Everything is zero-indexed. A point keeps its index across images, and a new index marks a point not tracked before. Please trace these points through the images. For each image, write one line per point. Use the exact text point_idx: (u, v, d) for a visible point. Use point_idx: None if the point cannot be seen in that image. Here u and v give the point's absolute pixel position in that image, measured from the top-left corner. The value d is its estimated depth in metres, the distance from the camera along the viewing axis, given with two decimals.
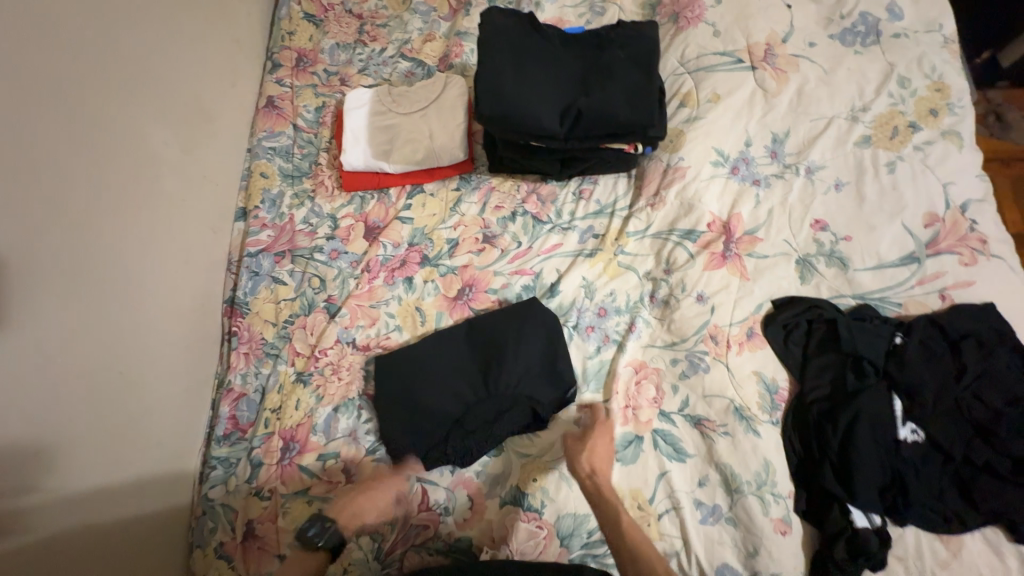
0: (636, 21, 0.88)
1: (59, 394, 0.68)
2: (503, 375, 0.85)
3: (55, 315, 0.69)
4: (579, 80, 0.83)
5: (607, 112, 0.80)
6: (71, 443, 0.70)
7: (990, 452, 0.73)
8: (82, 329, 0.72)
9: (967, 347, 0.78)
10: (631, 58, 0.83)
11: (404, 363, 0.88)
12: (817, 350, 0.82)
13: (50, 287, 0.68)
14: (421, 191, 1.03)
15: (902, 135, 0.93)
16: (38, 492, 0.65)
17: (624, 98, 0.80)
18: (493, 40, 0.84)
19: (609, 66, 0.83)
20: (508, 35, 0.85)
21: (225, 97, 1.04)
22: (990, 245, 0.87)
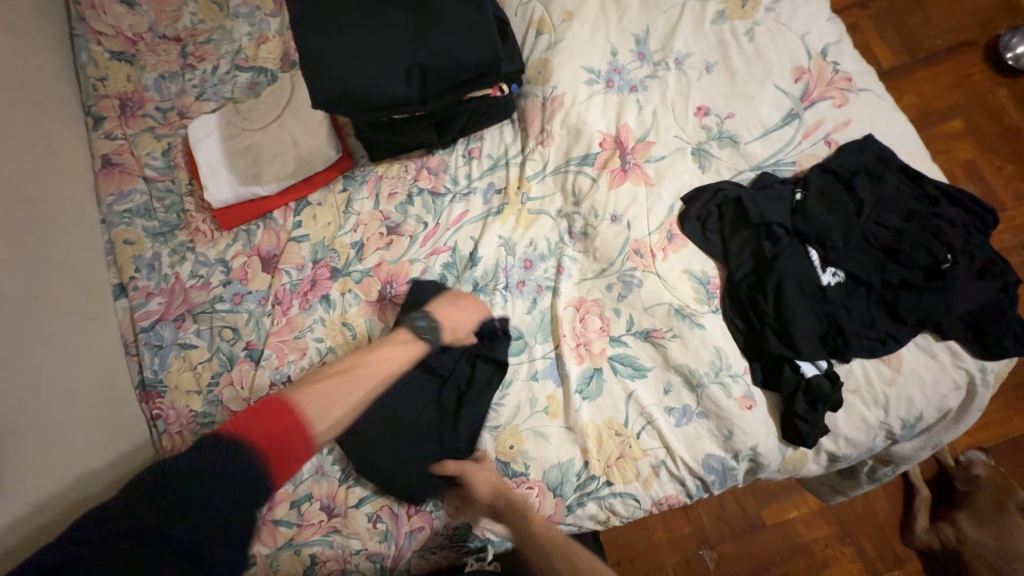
0: None
1: None
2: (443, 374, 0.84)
3: None
4: (412, 33, 0.77)
5: (453, 59, 0.76)
6: None
7: (902, 268, 0.78)
8: None
9: (860, 182, 0.81)
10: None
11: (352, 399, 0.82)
12: (733, 231, 0.84)
13: None
14: (307, 203, 0.95)
15: (751, 1, 0.94)
16: None
17: (465, 39, 0.76)
18: (307, 19, 0.77)
19: (441, 10, 0.78)
20: (321, 8, 0.78)
21: (48, 170, 0.91)
22: (855, 81, 0.90)
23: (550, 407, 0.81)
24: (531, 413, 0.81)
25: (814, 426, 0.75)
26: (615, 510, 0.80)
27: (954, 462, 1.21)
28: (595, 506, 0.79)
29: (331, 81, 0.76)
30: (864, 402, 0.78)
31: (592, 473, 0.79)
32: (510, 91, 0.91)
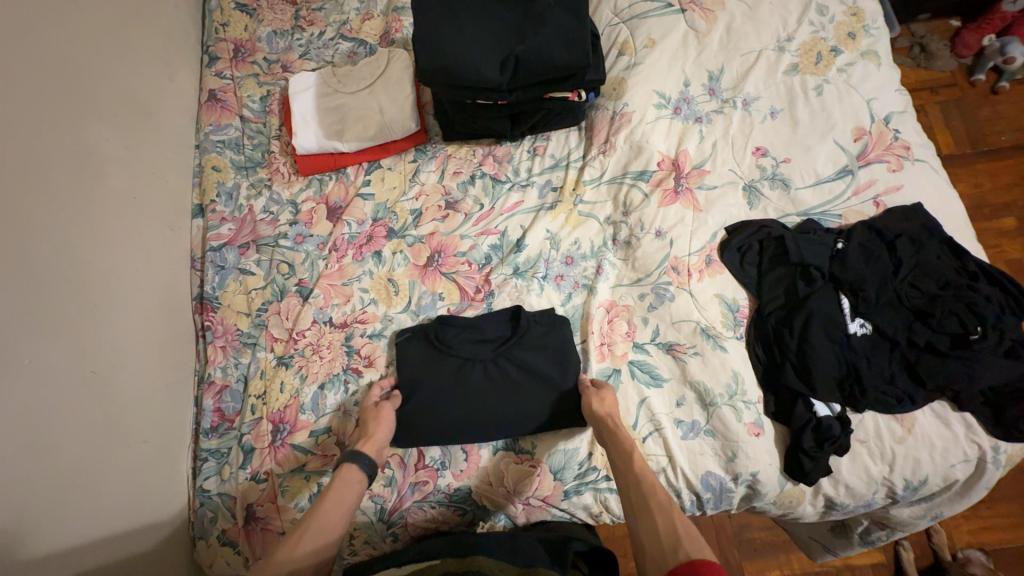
0: None
1: (46, 393, 0.69)
2: (474, 347, 0.87)
3: (30, 318, 0.69)
4: (513, 31, 0.87)
5: (544, 58, 0.84)
6: (66, 441, 0.70)
7: (930, 332, 0.79)
8: (61, 329, 0.72)
9: (902, 244, 0.84)
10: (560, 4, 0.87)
11: (419, 381, 0.85)
12: (770, 267, 0.88)
13: (18, 289, 0.68)
14: (378, 166, 1.03)
15: (826, 60, 0.99)
16: (37, 485, 0.65)
17: (559, 43, 0.84)
18: (425, 4, 0.88)
19: (541, 15, 0.86)
20: None
21: (164, 92, 1.01)
22: (913, 151, 0.93)
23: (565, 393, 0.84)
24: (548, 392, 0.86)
25: (817, 463, 0.78)
26: (609, 505, 0.83)
27: (951, 558, 1.19)
28: (590, 497, 0.83)
29: (434, 56, 0.85)
30: (870, 455, 0.80)
31: (593, 465, 0.83)
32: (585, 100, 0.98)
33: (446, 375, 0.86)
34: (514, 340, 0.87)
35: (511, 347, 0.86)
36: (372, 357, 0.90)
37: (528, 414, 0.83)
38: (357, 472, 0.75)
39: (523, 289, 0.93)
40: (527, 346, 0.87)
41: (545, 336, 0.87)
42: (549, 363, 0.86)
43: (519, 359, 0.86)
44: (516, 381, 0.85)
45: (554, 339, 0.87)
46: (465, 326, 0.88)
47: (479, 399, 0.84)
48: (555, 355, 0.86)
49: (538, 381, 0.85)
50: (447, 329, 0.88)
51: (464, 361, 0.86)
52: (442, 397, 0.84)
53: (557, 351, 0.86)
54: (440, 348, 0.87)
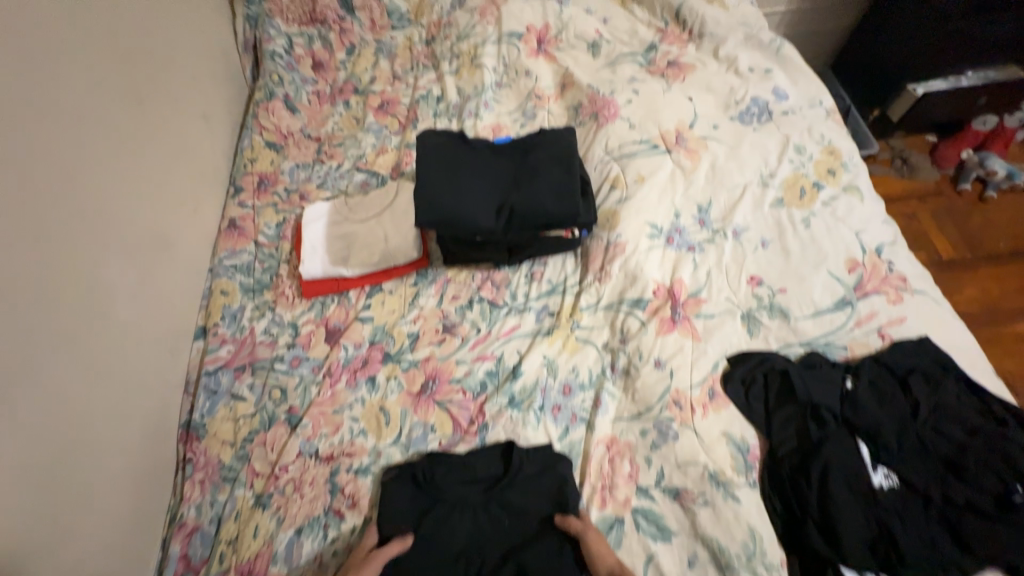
0: (554, 130, 1.03)
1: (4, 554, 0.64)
2: (461, 490, 0.82)
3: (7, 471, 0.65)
4: (510, 182, 0.95)
5: (537, 208, 0.91)
6: None
7: (967, 488, 0.72)
8: (34, 478, 0.69)
9: (915, 382, 0.80)
10: (553, 158, 0.96)
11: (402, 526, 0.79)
12: (777, 404, 0.83)
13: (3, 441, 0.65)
14: (379, 289, 1.07)
15: (809, 194, 1.04)
16: None
17: (550, 194, 0.91)
18: (429, 158, 0.97)
19: (535, 168, 0.95)
20: (442, 152, 0.98)
21: (187, 224, 1.08)
22: (910, 282, 0.93)
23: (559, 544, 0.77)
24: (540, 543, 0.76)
25: None
26: None
27: None
28: None
29: (434, 206, 0.92)
30: None
31: None
32: (579, 235, 1.03)
33: (431, 521, 0.79)
34: (505, 482, 0.82)
35: (503, 490, 0.81)
36: (356, 496, 0.84)
37: None
38: None
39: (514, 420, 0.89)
40: (518, 492, 0.81)
41: (538, 478, 0.82)
42: (543, 511, 0.80)
43: (513, 504, 0.80)
44: (507, 531, 0.78)
45: (553, 482, 0.81)
46: (456, 466, 0.84)
47: (466, 554, 0.77)
48: (550, 500, 0.80)
49: (529, 536, 0.78)
50: (435, 467, 0.83)
51: (450, 505, 0.80)
52: (425, 550, 0.76)
53: (547, 497, 0.80)
54: (423, 488, 0.82)
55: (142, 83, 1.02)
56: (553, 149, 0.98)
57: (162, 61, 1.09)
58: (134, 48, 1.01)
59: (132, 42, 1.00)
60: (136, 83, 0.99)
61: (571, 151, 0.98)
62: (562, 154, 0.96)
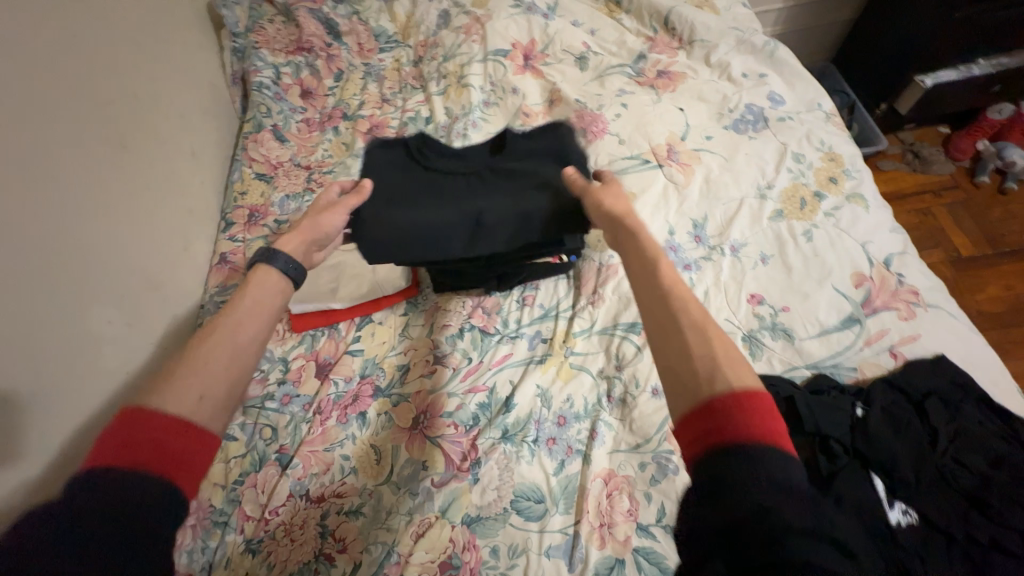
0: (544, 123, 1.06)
1: None
2: (445, 166, 0.97)
3: None
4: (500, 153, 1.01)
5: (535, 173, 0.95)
6: None
7: (992, 525, 0.66)
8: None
9: (932, 408, 0.75)
10: (540, 151, 0.99)
11: (408, 195, 0.93)
12: (782, 433, 0.78)
13: None
14: (370, 320, 1.06)
15: (810, 205, 0.99)
16: None
17: (553, 162, 0.98)
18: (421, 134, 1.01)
19: (526, 141, 1.01)
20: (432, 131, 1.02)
21: (175, 264, 1.08)
22: (922, 295, 0.88)
23: None
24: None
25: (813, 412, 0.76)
26: None
27: None
28: None
29: (427, 176, 0.96)
30: None
31: None
32: (567, 260, 1.00)
33: (441, 181, 0.96)
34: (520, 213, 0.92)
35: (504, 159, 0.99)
36: (346, 540, 0.83)
37: (528, 209, 0.91)
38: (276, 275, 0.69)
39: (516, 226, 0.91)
40: (524, 148, 1.00)
41: (540, 143, 1.01)
42: (553, 163, 0.97)
43: (514, 167, 0.97)
44: (513, 191, 0.93)
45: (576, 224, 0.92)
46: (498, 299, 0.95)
47: (467, 199, 0.92)
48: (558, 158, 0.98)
49: (543, 175, 0.95)
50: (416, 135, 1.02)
51: (468, 171, 0.97)
52: (435, 207, 0.91)
53: (538, 165, 0.95)
54: (415, 164, 0.98)
55: (128, 126, 1.01)
56: (540, 146, 1.00)
57: (148, 102, 1.09)
58: (118, 91, 1.00)
59: (114, 86, 0.99)
60: (120, 127, 0.99)
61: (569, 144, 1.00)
62: (551, 148, 0.99)
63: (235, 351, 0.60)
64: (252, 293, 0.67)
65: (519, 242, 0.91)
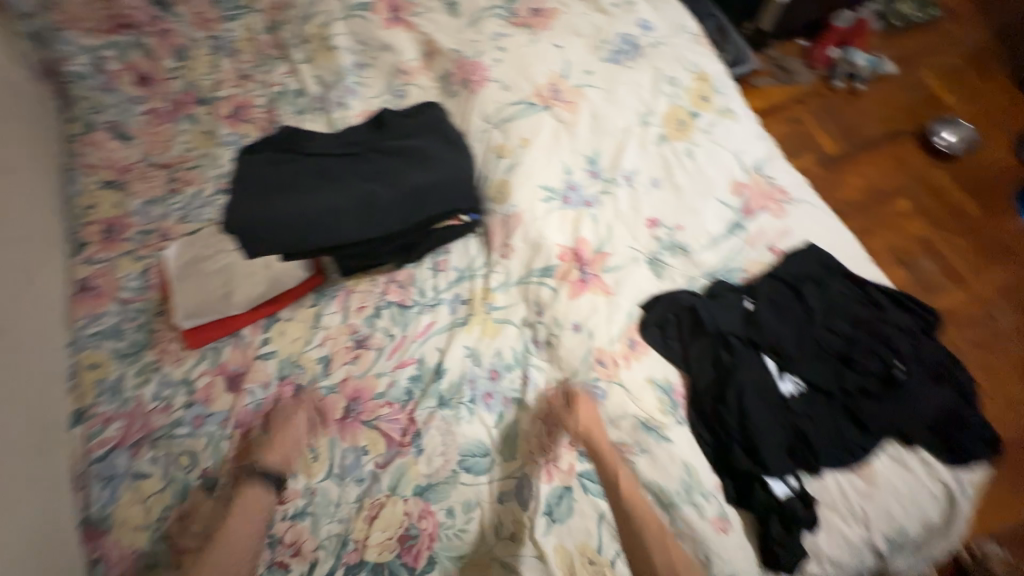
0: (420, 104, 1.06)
1: None
2: (321, 153, 0.96)
3: None
4: (378, 134, 1.01)
5: (416, 147, 0.97)
6: None
7: (858, 375, 0.78)
8: None
9: (807, 289, 0.85)
10: (423, 129, 1.00)
11: (287, 186, 0.92)
12: (692, 337, 0.86)
13: None
14: (277, 319, 0.97)
15: (688, 125, 1.04)
16: None
17: (431, 135, 1.00)
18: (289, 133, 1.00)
19: (401, 119, 1.03)
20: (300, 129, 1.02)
21: (20, 301, 0.91)
22: (790, 193, 0.98)
23: (516, 533, 0.78)
24: (493, 516, 0.79)
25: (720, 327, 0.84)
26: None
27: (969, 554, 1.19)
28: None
29: (305, 164, 0.95)
30: (842, 518, 0.73)
31: None
32: (466, 221, 1.00)
33: (319, 167, 0.94)
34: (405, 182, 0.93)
35: (382, 139, 0.99)
36: (298, 542, 0.80)
37: (412, 183, 0.93)
38: (264, 495, 0.81)
39: (407, 198, 0.93)
40: (401, 128, 1.01)
41: (415, 121, 1.02)
42: (429, 135, 0.99)
43: (393, 145, 0.98)
44: (394, 168, 0.94)
45: (460, 191, 0.96)
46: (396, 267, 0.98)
47: (348, 181, 0.92)
48: (433, 132, 1.00)
49: (422, 149, 0.97)
50: (286, 135, 1.00)
51: (346, 154, 0.96)
52: (316, 192, 0.91)
53: (417, 144, 0.97)
54: (294, 155, 0.96)
55: None
56: (421, 125, 1.01)
57: None
58: None
59: None
60: None
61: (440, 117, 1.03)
62: (426, 126, 1.00)
63: (234, 547, 0.76)
64: (238, 524, 0.78)
65: (412, 215, 0.93)
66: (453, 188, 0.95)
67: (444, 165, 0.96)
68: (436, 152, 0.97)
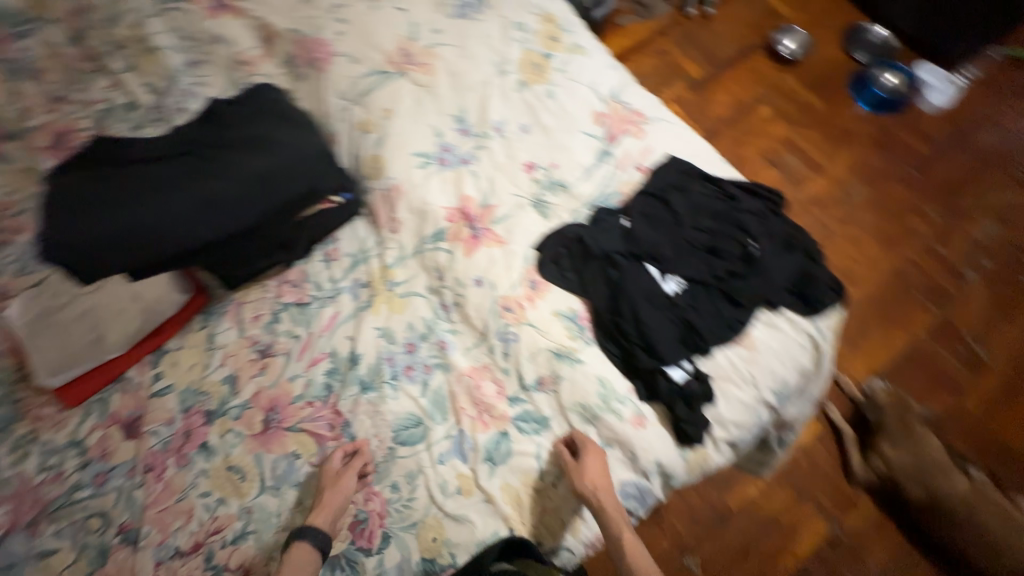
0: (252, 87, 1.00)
1: None
2: (144, 157, 0.87)
3: None
4: (209, 125, 0.92)
5: (254, 130, 0.90)
6: None
7: (724, 261, 0.88)
8: None
9: (672, 197, 0.93)
10: (256, 113, 0.93)
11: (107, 198, 0.81)
12: (584, 264, 0.91)
13: None
14: (165, 351, 0.90)
15: (543, 67, 1.07)
16: None
17: (270, 116, 0.93)
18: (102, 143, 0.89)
19: (232, 104, 0.94)
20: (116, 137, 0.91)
21: None
22: (646, 113, 1.04)
23: (463, 486, 0.81)
24: (435, 479, 0.81)
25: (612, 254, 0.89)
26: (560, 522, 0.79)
27: (862, 394, 1.44)
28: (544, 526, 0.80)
29: (126, 172, 0.85)
30: (737, 386, 0.84)
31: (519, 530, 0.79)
32: (340, 200, 0.97)
33: (144, 171, 0.85)
34: (248, 168, 0.86)
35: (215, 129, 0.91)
36: (245, 564, 0.77)
37: (255, 168, 0.86)
38: (310, 552, 0.73)
39: (254, 184, 0.86)
40: (235, 114, 0.93)
41: (248, 105, 0.94)
42: (268, 116, 0.93)
43: (228, 132, 0.90)
44: (233, 156, 0.86)
45: (317, 168, 0.91)
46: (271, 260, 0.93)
47: (182, 179, 0.84)
48: (272, 112, 0.94)
49: (261, 131, 0.90)
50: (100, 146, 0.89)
51: (175, 154, 0.88)
52: (145, 198, 0.81)
53: (254, 127, 0.90)
54: (113, 167, 0.86)
55: None
56: (255, 106, 0.94)
57: None
58: None
59: None
60: None
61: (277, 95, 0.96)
62: (261, 107, 0.93)
63: None
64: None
65: (261, 206, 0.86)
66: (306, 164, 0.90)
67: (289, 143, 0.89)
68: (277, 132, 0.91)
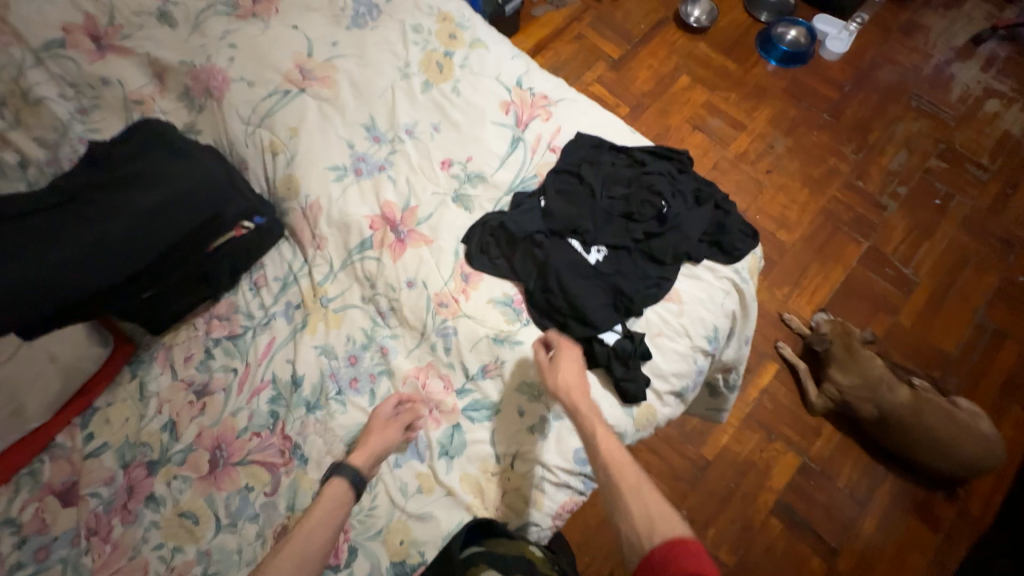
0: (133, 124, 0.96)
1: None
2: (20, 209, 0.81)
3: None
4: (95, 170, 0.89)
5: (144, 168, 0.87)
6: None
7: (641, 224, 0.92)
8: None
9: (585, 171, 0.96)
10: (143, 151, 0.90)
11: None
12: (510, 249, 0.92)
13: None
14: (95, 411, 0.87)
15: (445, 65, 1.08)
16: None
17: (160, 150, 0.90)
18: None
19: (118, 147, 0.92)
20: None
21: None
22: (551, 96, 1.07)
23: (422, 485, 0.81)
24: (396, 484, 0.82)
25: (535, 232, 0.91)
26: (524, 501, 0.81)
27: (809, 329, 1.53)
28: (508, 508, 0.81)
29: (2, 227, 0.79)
30: (671, 338, 0.88)
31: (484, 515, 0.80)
32: (250, 226, 0.94)
33: (23, 224, 0.79)
34: (143, 207, 0.83)
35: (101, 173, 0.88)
36: None
37: (150, 208, 0.83)
38: (344, 488, 0.76)
39: (151, 223, 0.83)
40: (122, 155, 0.90)
41: (135, 143, 0.92)
42: (158, 151, 0.90)
43: (116, 173, 0.86)
44: (124, 197, 0.83)
45: (216, 197, 0.89)
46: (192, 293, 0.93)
47: (69, 228, 0.80)
48: (162, 147, 0.91)
49: (153, 168, 0.87)
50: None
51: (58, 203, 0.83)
52: (29, 252, 0.77)
53: (142, 164, 0.87)
54: None
55: None
56: (140, 144, 0.92)
57: None
58: None
59: None
60: None
61: (164, 129, 0.94)
62: (150, 144, 0.91)
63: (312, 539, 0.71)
64: (319, 512, 0.73)
65: (162, 243, 0.84)
66: (204, 195, 0.88)
67: (182, 176, 0.87)
68: (169, 166, 0.88)
